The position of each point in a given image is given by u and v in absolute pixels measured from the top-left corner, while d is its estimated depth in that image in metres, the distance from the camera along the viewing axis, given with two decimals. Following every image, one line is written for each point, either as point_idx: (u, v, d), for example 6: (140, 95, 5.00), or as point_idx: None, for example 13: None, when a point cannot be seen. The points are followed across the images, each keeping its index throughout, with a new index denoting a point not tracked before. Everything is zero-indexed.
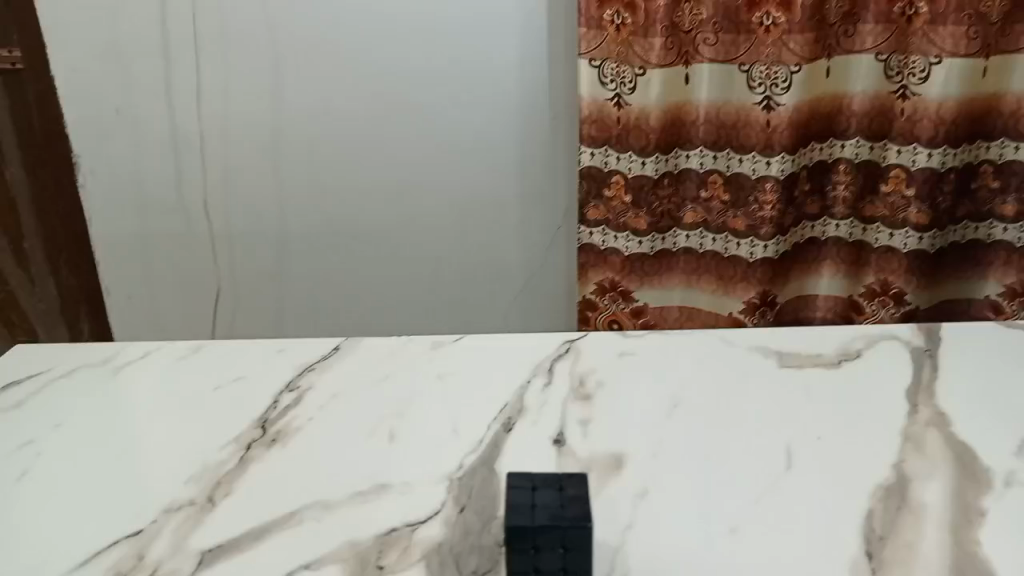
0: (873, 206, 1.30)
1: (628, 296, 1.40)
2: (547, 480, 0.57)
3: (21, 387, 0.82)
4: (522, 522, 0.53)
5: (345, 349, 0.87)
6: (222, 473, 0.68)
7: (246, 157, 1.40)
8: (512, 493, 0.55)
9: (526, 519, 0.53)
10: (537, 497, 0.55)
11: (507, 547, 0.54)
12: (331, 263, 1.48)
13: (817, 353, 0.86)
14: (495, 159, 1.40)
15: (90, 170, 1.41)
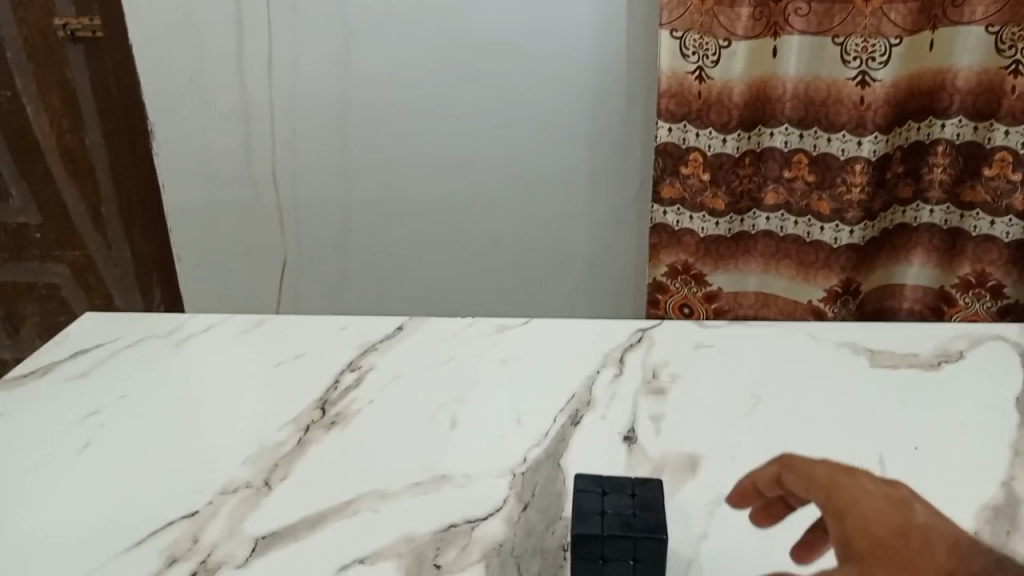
0: (975, 191, 1.20)
1: (701, 279, 1.33)
2: (619, 485, 0.53)
3: (89, 356, 0.82)
4: (590, 529, 0.49)
5: (408, 329, 0.84)
6: (281, 455, 0.66)
7: (316, 129, 1.38)
8: (580, 497, 0.51)
9: (594, 527, 0.49)
10: (607, 502, 0.51)
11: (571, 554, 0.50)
12: (397, 238, 1.46)
13: (913, 352, 0.79)
14: (567, 134, 1.35)
15: (164, 139, 1.41)
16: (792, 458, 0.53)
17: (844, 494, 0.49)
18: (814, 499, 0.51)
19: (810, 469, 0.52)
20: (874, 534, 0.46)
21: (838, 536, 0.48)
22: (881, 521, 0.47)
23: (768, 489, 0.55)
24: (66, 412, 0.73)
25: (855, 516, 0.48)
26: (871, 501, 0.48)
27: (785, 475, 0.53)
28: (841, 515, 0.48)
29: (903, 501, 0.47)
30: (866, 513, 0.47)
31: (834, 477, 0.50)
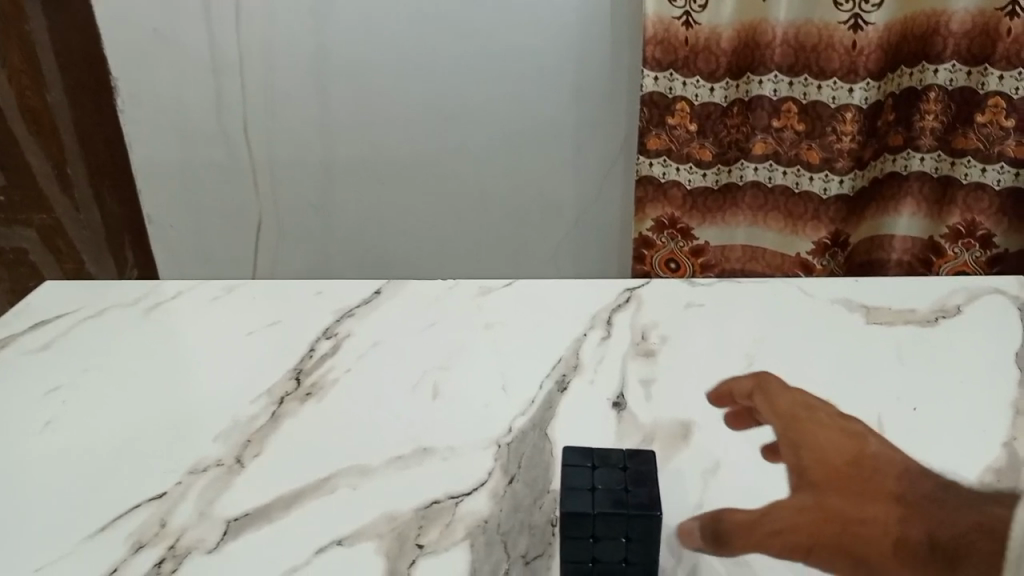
0: (967, 138, 1.16)
1: (688, 233, 1.30)
2: (609, 459, 0.50)
3: (51, 326, 0.77)
4: (581, 508, 0.47)
5: (387, 293, 0.80)
6: (253, 431, 0.63)
7: (289, 83, 1.32)
8: (570, 473, 0.49)
9: (585, 505, 0.47)
10: (597, 478, 0.48)
11: (562, 533, 0.48)
12: (377, 196, 1.41)
13: (910, 308, 0.76)
14: (551, 84, 1.30)
15: (130, 95, 1.35)
16: (765, 380, 0.67)
17: (805, 423, 0.62)
18: (777, 422, 0.63)
19: (781, 399, 0.65)
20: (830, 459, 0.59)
21: (794, 463, 0.59)
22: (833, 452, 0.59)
23: (740, 399, 0.66)
24: (27, 388, 0.69)
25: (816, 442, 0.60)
26: (827, 432, 0.61)
27: (758, 400, 0.65)
28: (800, 442, 0.60)
29: (859, 435, 0.61)
30: (824, 441, 0.60)
31: (799, 411, 0.63)
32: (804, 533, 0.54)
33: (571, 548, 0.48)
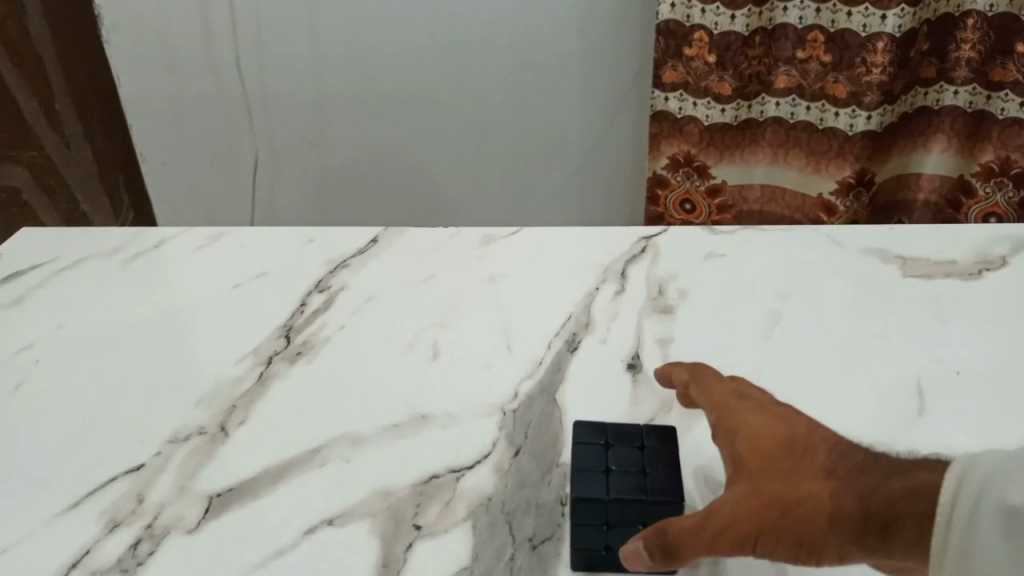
0: (1006, 70, 1.07)
1: (704, 172, 1.22)
2: (627, 436, 0.46)
3: (25, 279, 0.72)
4: (594, 493, 0.43)
5: (383, 242, 0.75)
6: (238, 395, 0.58)
7: (280, 9, 1.23)
8: (583, 453, 0.45)
9: (598, 490, 0.43)
10: (611, 458, 0.45)
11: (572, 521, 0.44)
12: (377, 131, 1.34)
13: (950, 260, 0.70)
14: (560, 11, 1.21)
15: (112, 23, 1.26)
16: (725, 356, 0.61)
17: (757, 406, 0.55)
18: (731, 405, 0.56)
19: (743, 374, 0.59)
20: (765, 447, 0.42)
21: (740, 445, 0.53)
22: (770, 430, 0.43)
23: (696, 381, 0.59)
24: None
25: (743, 421, 0.45)
26: (762, 416, 0.45)
27: (693, 385, 0.51)
28: (731, 431, 0.45)
29: None
30: (759, 419, 0.45)
31: (731, 395, 0.48)
32: (747, 525, 0.39)
33: (582, 534, 0.44)
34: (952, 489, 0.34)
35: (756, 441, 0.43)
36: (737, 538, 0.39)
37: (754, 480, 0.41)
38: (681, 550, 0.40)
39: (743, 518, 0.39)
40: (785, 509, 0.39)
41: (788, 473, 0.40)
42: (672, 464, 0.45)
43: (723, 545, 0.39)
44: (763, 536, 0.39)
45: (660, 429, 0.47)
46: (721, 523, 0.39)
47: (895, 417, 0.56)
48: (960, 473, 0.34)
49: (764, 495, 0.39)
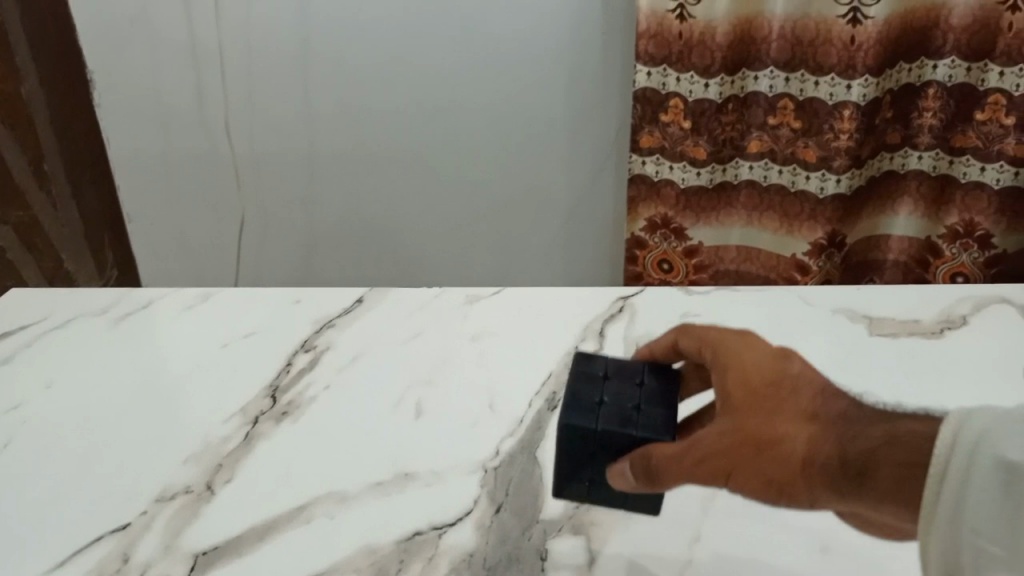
0: (966, 136, 1.12)
1: (681, 234, 1.26)
2: (626, 372, 0.52)
3: (12, 340, 0.73)
4: (587, 415, 0.49)
5: (368, 302, 0.77)
6: (225, 453, 0.59)
7: (270, 72, 1.28)
8: (583, 381, 0.51)
9: (591, 413, 0.49)
10: (608, 389, 0.51)
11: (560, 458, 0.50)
12: (362, 191, 1.37)
13: (915, 318, 0.73)
14: (540, 78, 1.26)
15: (106, 87, 1.30)
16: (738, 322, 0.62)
17: None
18: None
19: None
20: (754, 385, 0.46)
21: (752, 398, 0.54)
22: (760, 368, 0.47)
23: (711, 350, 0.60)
24: None
25: (737, 356, 0.48)
26: (759, 358, 0.47)
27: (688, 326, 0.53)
28: (726, 366, 0.48)
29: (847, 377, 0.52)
30: (756, 360, 0.47)
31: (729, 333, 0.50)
32: (727, 458, 0.44)
33: (572, 462, 0.50)
34: (948, 444, 0.37)
35: (745, 380, 0.46)
36: (714, 469, 0.44)
37: (738, 417, 0.45)
38: (662, 473, 0.45)
39: (720, 454, 0.44)
40: (762, 446, 0.43)
41: (768, 413, 0.44)
42: (663, 400, 0.50)
43: (699, 472, 0.44)
44: (739, 468, 0.44)
45: (661, 368, 0.53)
46: (698, 457, 0.44)
47: None
48: (956, 426, 0.37)
49: (746, 434, 0.44)
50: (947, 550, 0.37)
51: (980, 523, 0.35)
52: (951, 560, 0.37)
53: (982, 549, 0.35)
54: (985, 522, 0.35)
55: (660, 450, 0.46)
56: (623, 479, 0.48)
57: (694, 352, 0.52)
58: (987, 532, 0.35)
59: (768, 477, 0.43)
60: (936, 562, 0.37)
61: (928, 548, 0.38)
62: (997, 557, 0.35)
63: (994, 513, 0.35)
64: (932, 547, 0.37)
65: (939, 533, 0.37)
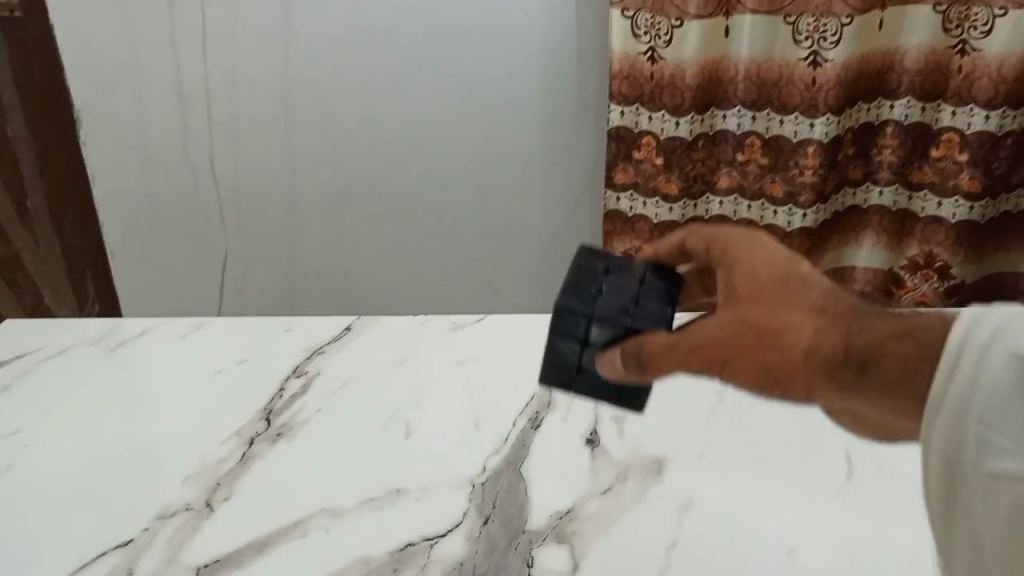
0: (923, 171, 1.19)
1: None
2: (630, 267, 0.54)
3: (9, 369, 0.75)
4: (584, 301, 0.51)
5: (357, 329, 0.80)
6: (222, 473, 0.62)
7: (254, 111, 1.31)
8: (586, 271, 0.53)
9: (588, 301, 0.51)
10: (609, 279, 0.52)
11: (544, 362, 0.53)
12: (344, 226, 1.41)
13: None
14: (517, 117, 1.31)
15: (92, 126, 1.33)
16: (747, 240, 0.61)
17: None
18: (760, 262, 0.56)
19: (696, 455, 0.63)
20: (762, 276, 0.45)
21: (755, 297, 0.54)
22: (769, 261, 0.46)
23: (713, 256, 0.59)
24: None
25: (748, 250, 0.47)
26: (770, 252, 0.47)
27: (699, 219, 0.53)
28: (734, 259, 0.47)
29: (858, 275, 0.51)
30: (766, 254, 0.46)
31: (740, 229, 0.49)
32: (723, 349, 0.45)
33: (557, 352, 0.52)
34: (961, 338, 0.37)
35: (752, 272, 0.46)
36: (706, 359, 0.45)
37: (739, 306, 0.45)
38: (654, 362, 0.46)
39: (715, 343, 0.45)
40: (763, 336, 0.44)
41: (771, 306, 0.44)
42: (664, 301, 0.52)
43: (691, 362, 0.45)
44: (734, 358, 0.44)
45: (663, 274, 0.54)
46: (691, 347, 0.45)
47: (830, 481, 0.61)
48: (972, 323, 0.37)
49: (747, 325, 0.44)
50: (952, 441, 0.37)
51: (988, 414, 0.35)
52: (955, 453, 0.37)
53: (989, 441, 0.35)
54: (993, 414, 0.35)
55: (653, 340, 0.47)
56: (612, 368, 0.49)
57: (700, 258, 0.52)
58: (997, 424, 0.35)
59: (765, 366, 0.44)
60: (938, 454, 0.38)
61: (933, 439, 0.38)
62: (1000, 447, 0.35)
63: (1001, 405, 0.35)
64: (936, 440, 0.38)
65: (944, 424, 0.37)
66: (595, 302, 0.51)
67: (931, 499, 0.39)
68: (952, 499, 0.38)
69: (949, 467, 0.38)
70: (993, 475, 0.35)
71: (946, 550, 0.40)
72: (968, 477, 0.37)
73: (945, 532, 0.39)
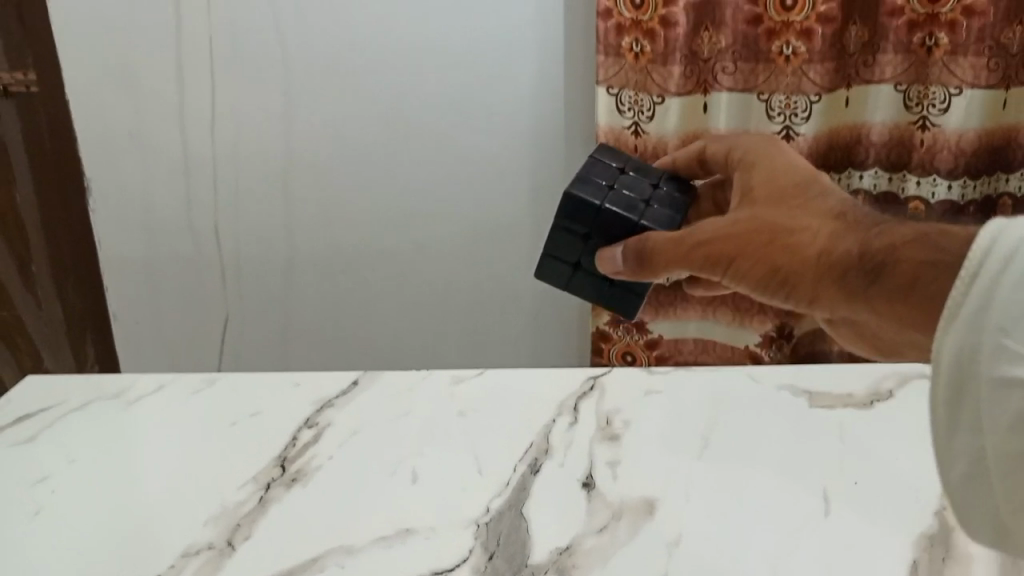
0: None
1: (642, 327, 1.36)
2: (645, 174, 0.72)
3: (32, 422, 0.79)
4: (596, 190, 0.69)
5: (364, 384, 0.84)
6: (242, 515, 0.66)
7: (257, 180, 1.38)
8: (605, 169, 0.71)
9: (597, 191, 0.69)
10: (621, 178, 0.70)
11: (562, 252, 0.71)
12: (341, 289, 1.46)
13: (848, 392, 0.82)
14: (508, 186, 1.38)
15: (100, 194, 1.39)
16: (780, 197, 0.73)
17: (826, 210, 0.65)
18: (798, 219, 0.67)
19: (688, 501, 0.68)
20: (782, 194, 0.59)
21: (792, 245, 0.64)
22: (791, 182, 0.59)
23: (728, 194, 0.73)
24: (18, 477, 0.72)
25: (775, 176, 0.61)
26: (792, 177, 0.60)
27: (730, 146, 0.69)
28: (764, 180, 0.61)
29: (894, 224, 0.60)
30: (789, 180, 0.60)
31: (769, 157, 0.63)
32: (736, 245, 0.58)
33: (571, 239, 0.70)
34: (986, 247, 0.40)
35: (777, 188, 0.59)
36: (719, 253, 0.59)
37: (761, 213, 0.58)
38: (659, 255, 0.62)
39: (730, 237, 0.58)
40: (776, 235, 0.56)
41: (788, 213, 0.57)
42: (669, 204, 0.70)
43: (702, 256, 0.60)
44: (744, 254, 0.57)
45: (678, 180, 0.73)
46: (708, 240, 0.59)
47: (808, 517, 0.66)
48: (996, 235, 0.40)
49: (763, 225, 0.57)
50: (967, 347, 0.39)
51: (1007, 321, 0.38)
52: (968, 359, 0.39)
53: (1006, 347, 0.37)
54: (1014, 321, 0.37)
55: (660, 239, 0.63)
56: (619, 257, 0.66)
57: (715, 163, 0.70)
58: (1015, 330, 0.37)
59: (769, 259, 0.56)
60: (950, 358, 0.40)
61: (945, 345, 0.41)
62: (1014, 352, 0.37)
63: (1021, 313, 0.37)
64: (950, 346, 0.40)
65: (961, 331, 0.40)
66: (610, 198, 0.68)
67: (933, 408, 0.41)
68: (959, 407, 0.40)
69: (960, 375, 0.40)
70: (1007, 380, 0.37)
71: (942, 459, 0.42)
72: (979, 383, 0.39)
73: (945, 441, 0.41)
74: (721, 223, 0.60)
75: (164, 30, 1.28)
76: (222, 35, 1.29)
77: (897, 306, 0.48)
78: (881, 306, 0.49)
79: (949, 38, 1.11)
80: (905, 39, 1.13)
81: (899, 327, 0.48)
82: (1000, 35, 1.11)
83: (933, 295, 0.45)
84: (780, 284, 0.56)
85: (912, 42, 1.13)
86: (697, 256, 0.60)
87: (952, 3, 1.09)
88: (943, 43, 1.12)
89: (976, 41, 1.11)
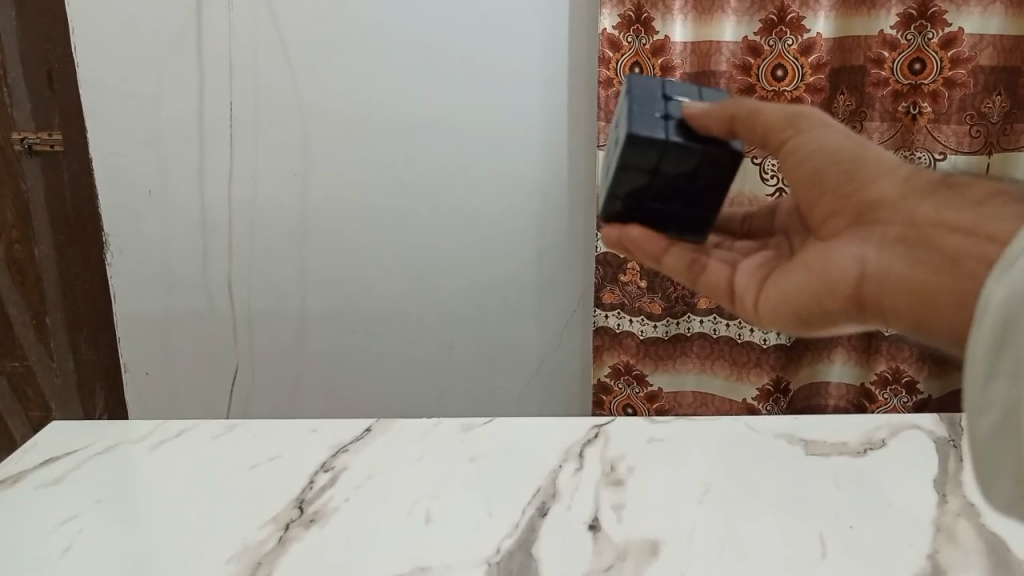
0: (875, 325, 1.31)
1: (642, 380, 1.39)
2: None
3: (58, 464, 0.82)
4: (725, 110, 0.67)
5: (377, 430, 0.88)
6: (263, 553, 0.69)
7: (271, 236, 1.43)
8: None
9: None
10: None
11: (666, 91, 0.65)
12: (351, 344, 1.50)
13: (842, 440, 0.86)
14: (512, 244, 1.43)
15: (119, 249, 1.44)
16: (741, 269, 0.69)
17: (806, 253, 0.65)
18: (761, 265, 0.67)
19: (693, 543, 0.71)
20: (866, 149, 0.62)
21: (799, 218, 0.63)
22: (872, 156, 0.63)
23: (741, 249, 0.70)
24: (45, 517, 0.74)
25: None
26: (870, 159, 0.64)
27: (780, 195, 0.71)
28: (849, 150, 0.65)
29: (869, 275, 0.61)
30: None
31: None
32: (822, 123, 0.60)
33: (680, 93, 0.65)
34: None
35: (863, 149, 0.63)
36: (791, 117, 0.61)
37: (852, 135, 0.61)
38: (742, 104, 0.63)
39: (818, 119, 0.61)
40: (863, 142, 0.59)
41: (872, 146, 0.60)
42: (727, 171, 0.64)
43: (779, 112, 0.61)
44: (824, 130, 0.60)
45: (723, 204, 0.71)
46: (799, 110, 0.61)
47: (805, 558, 0.69)
48: None
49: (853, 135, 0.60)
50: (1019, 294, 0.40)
51: None
52: (1014, 307, 0.40)
53: None
54: None
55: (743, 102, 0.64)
56: (702, 106, 0.62)
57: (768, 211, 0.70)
58: None
59: (854, 149, 0.58)
60: (999, 307, 0.40)
61: (995, 290, 0.41)
62: None
63: None
64: (1003, 287, 0.41)
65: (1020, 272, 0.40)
66: None
67: (975, 349, 0.42)
68: (1001, 353, 0.41)
69: (1005, 325, 0.40)
70: None
71: (973, 403, 0.43)
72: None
73: (979, 387, 0.42)
74: (829, 118, 0.61)
75: (188, 93, 1.35)
76: (245, 98, 1.36)
77: (946, 216, 0.49)
78: (928, 211, 0.51)
79: (932, 107, 1.18)
80: (891, 107, 1.20)
81: (926, 243, 0.50)
82: (980, 105, 1.18)
83: (990, 216, 0.47)
84: (847, 170, 0.57)
85: (897, 110, 1.20)
86: (786, 109, 0.61)
87: (934, 75, 1.16)
88: (926, 112, 1.18)
89: (957, 110, 1.18)
